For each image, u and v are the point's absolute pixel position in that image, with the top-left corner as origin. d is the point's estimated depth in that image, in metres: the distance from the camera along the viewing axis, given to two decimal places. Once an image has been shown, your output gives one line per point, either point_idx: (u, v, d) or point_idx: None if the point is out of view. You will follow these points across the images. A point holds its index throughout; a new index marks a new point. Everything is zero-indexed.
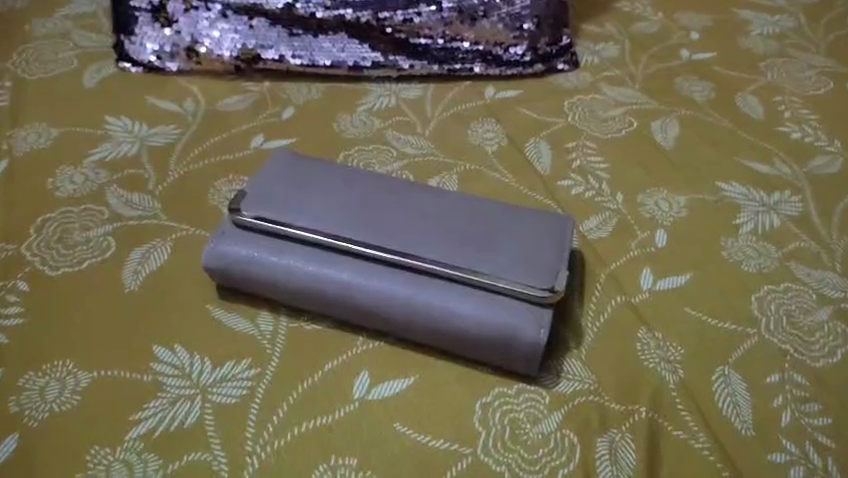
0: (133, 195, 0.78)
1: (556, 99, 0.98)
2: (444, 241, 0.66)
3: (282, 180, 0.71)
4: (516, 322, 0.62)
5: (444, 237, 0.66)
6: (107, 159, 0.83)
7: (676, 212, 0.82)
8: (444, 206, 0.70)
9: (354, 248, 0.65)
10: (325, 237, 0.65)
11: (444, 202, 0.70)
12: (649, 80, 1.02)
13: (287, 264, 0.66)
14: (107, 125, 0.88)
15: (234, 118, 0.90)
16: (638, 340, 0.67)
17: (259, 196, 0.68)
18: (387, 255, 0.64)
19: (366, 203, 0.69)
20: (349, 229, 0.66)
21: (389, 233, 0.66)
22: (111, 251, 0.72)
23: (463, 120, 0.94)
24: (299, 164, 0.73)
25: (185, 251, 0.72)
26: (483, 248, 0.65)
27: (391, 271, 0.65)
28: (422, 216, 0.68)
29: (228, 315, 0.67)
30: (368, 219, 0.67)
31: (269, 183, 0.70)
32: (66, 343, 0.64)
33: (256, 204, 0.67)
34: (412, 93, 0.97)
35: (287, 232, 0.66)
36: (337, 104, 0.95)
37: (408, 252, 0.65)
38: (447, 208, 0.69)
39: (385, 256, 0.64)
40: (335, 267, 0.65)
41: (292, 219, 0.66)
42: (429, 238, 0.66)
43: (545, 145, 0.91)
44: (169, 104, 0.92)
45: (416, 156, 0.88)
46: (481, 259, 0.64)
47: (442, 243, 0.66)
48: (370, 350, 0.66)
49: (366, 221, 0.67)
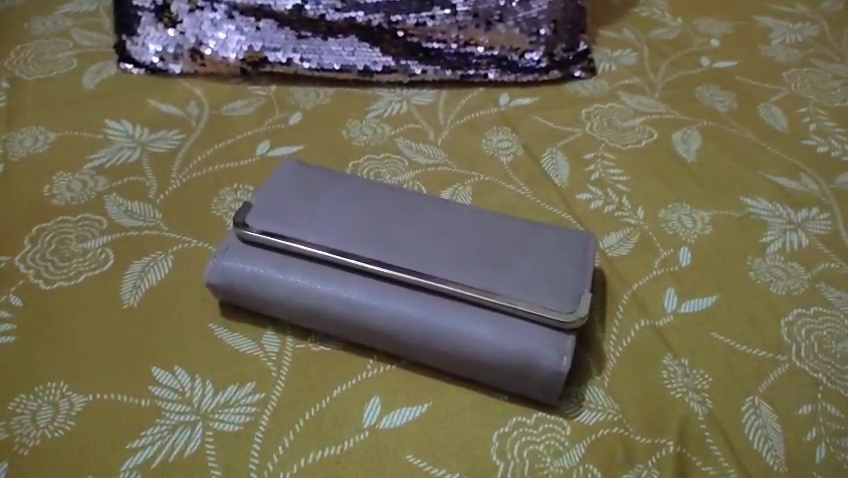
0: (133, 204, 0.75)
1: (573, 108, 0.94)
2: (459, 260, 0.62)
3: (289, 192, 0.67)
4: (537, 348, 0.58)
5: (458, 256, 0.63)
6: (107, 165, 0.80)
7: (699, 229, 0.78)
8: (459, 221, 0.66)
9: (365, 265, 0.61)
10: (334, 254, 0.62)
11: (458, 217, 0.67)
12: (669, 88, 0.99)
13: (295, 281, 0.62)
14: (107, 129, 0.85)
15: (238, 123, 0.87)
16: (664, 367, 0.63)
17: (265, 209, 0.65)
18: (400, 274, 0.61)
19: (377, 217, 0.66)
20: (359, 245, 0.63)
21: (401, 250, 0.63)
22: (109, 264, 0.68)
23: (476, 129, 0.90)
24: (308, 174, 0.70)
25: (187, 264, 0.69)
26: (501, 267, 0.62)
27: (403, 291, 0.61)
28: (437, 232, 0.65)
29: (231, 334, 0.64)
30: (379, 234, 0.64)
31: (275, 194, 0.67)
32: (59, 364, 0.60)
33: (262, 217, 0.64)
34: (424, 99, 0.94)
35: (294, 248, 0.63)
36: (346, 110, 0.91)
37: (421, 271, 0.61)
38: (462, 223, 0.66)
39: (397, 275, 0.61)
40: (344, 285, 0.62)
41: (300, 234, 0.63)
42: (443, 256, 0.63)
43: (562, 156, 0.87)
44: (172, 107, 0.89)
45: (427, 166, 0.84)
46: (498, 280, 0.61)
47: (457, 261, 0.62)
48: (380, 374, 0.62)
49: (377, 237, 0.63)
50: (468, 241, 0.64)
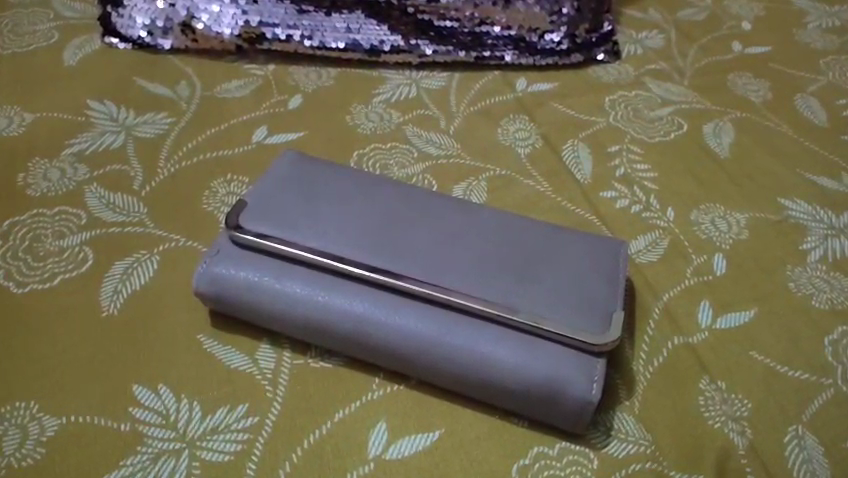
0: (116, 196, 0.68)
1: (595, 95, 0.87)
2: (478, 271, 0.56)
3: (287, 187, 0.61)
4: (564, 374, 0.52)
5: (475, 266, 0.57)
6: (88, 151, 0.73)
7: (734, 233, 0.72)
8: (477, 226, 0.60)
9: (373, 276, 0.55)
10: (336, 262, 0.55)
11: (476, 220, 0.60)
12: (698, 75, 0.92)
13: (293, 291, 0.56)
14: (89, 110, 0.77)
15: (232, 106, 0.80)
16: (699, 392, 0.58)
17: (263, 210, 0.58)
18: (412, 286, 0.54)
19: (384, 219, 0.59)
20: (364, 252, 0.56)
21: (411, 257, 0.56)
22: (87, 265, 0.62)
23: (491, 117, 0.83)
24: (309, 169, 0.63)
25: (174, 266, 0.62)
26: (522, 280, 0.56)
27: (412, 305, 0.55)
28: (453, 237, 0.59)
29: (222, 347, 0.57)
30: (387, 239, 0.58)
31: (272, 190, 0.60)
32: (30, 380, 0.54)
33: (257, 218, 0.58)
34: (435, 83, 0.87)
35: (294, 255, 0.56)
36: (351, 93, 0.84)
37: (437, 283, 0.55)
38: (479, 227, 0.60)
39: (410, 288, 0.55)
40: (348, 297, 0.55)
41: (302, 240, 0.57)
42: (458, 267, 0.56)
43: (584, 149, 0.80)
44: (161, 87, 0.81)
45: (438, 158, 0.77)
46: (519, 296, 0.55)
47: (473, 273, 0.56)
48: (387, 395, 0.56)
49: (388, 244, 0.57)
50: (488, 249, 0.58)
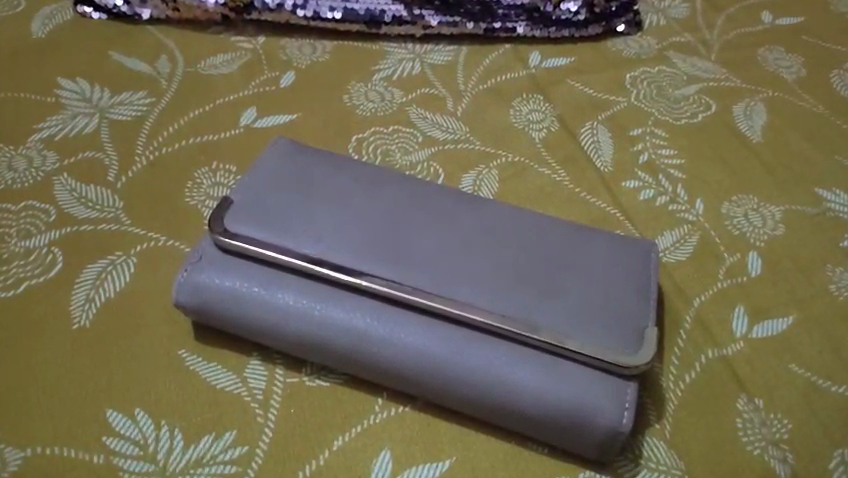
0: (88, 189, 0.61)
1: (616, 71, 0.80)
2: (494, 281, 0.50)
3: (278, 182, 0.54)
4: (592, 401, 0.46)
5: (490, 274, 0.50)
6: (58, 137, 0.66)
7: (769, 228, 0.66)
8: (492, 227, 0.53)
9: (376, 288, 0.49)
10: (335, 271, 0.49)
11: (490, 220, 0.54)
12: (727, 49, 0.84)
13: (286, 303, 0.50)
14: (59, 89, 0.70)
15: (218, 85, 0.72)
16: (736, 414, 0.52)
17: (252, 211, 0.52)
18: (420, 300, 0.48)
19: (388, 219, 0.53)
20: (367, 259, 0.50)
21: (419, 265, 0.50)
22: (56, 269, 0.55)
23: (503, 96, 0.76)
24: (304, 161, 0.56)
25: (153, 269, 0.56)
26: (543, 291, 0.50)
27: (420, 319, 0.49)
28: (465, 241, 0.52)
29: (207, 364, 0.51)
30: (391, 243, 0.51)
31: (262, 186, 0.54)
32: None
33: (245, 219, 0.51)
34: (440, 58, 0.79)
35: (287, 263, 0.50)
36: (349, 69, 0.77)
37: (448, 297, 0.49)
38: (494, 228, 0.53)
39: (417, 302, 0.48)
40: (348, 310, 0.49)
41: (295, 246, 0.50)
42: (471, 275, 0.50)
43: (604, 132, 0.73)
44: (139, 63, 0.74)
45: (445, 143, 0.71)
46: (539, 309, 0.49)
47: (488, 283, 0.50)
48: (392, 418, 0.50)
49: (392, 250, 0.51)
50: (504, 254, 0.52)
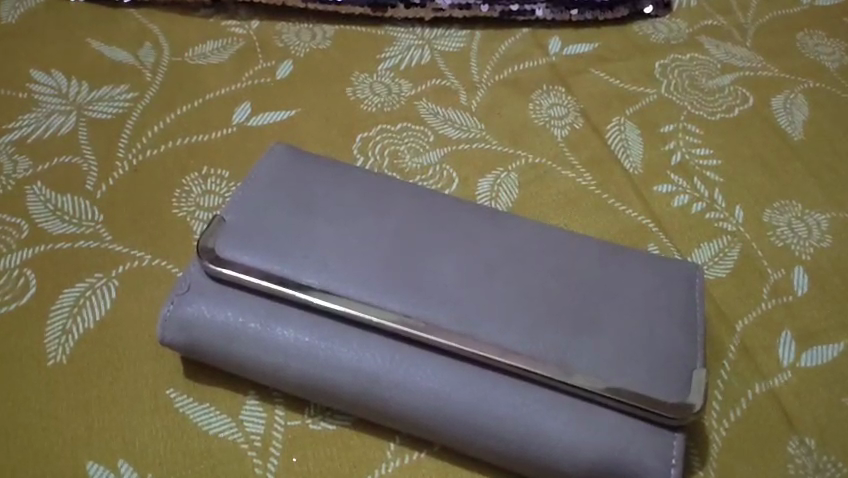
0: (64, 199, 0.55)
1: (643, 59, 0.73)
2: (522, 316, 0.44)
3: (278, 196, 0.48)
4: (635, 456, 0.41)
5: (518, 307, 0.45)
6: (31, 138, 0.59)
7: (815, 240, 0.60)
8: (518, 251, 0.47)
9: (389, 325, 0.43)
10: (345, 305, 0.43)
11: (515, 242, 0.48)
12: (764, 33, 0.77)
13: (289, 340, 0.44)
14: (32, 84, 0.63)
15: (208, 77, 0.66)
16: (786, 458, 0.48)
17: (247, 233, 0.46)
18: (439, 339, 0.43)
19: (402, 241, 0.47)
20: (380, 289, 0.44)
21: (437, 297, 0.44)
22: (27, 296, 0.50)
23: (521, 88, 0.69)
24: (304, 172, 0.50)
25: (138, 294, 0.51)
26: (577, 326, 0.44)
27: (439, 360, 0.43)
28: (488, 267, 0.46)
29: (198, 406, 0.46)
30: (407, 270, 0.45)
31: (258, 201, 0.48)
32: None
33: (240, 244, 0.45)
34: (452, 44, 0.72)
35: (287, 296, 0.44)
36: (352, 58, 0.70)
37: (470, 336, 0.43)
38: (521, 251, 0.48)
39: (435, 341, 0.43)
40: (359, 349, 0.44)
41: (296, 275, 0.44)
42: (498, 308, 0.45)
43: (633, 129, 0.67)
44: (120, 52, 0.67)
45: (459, 142, 0.64)
46: (574, 348, 0.43)
47: (516, 317, 0.44)
48: (406, 468, 0.45)
49: (406, 279, 0.45)
50: (533, 283, 0.46)
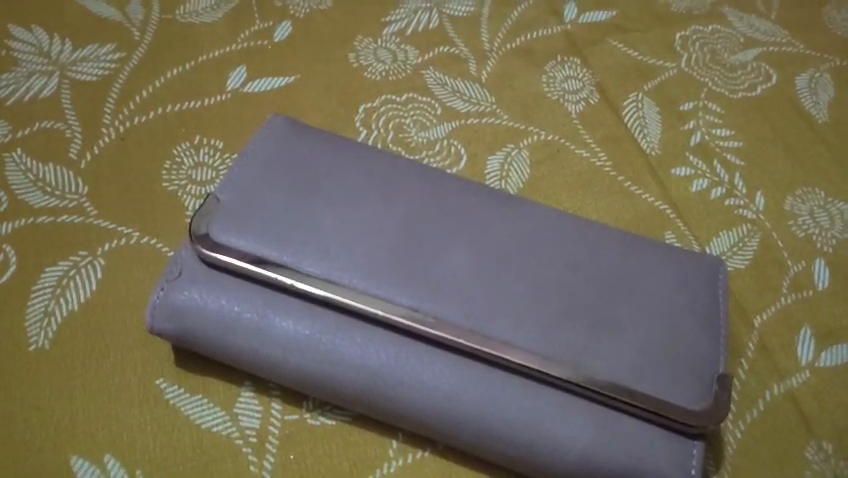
0: (45, 169, 0.52)
1: (663, 30, 0.69)
2: (536, 312, 0.42)
3: (275, 177, 0.45)
4: (651, 465, 0.39)
5: (531, 303, 0.42)
6: (9, 101, 0.55)
7: (838, 230, 0.57)
8: (532, 240, 0.45)
9: (395, 320, 0.40)
10: (349, 298, 0.41)
11: (529, 231, 0.45)
12: (791, 5, 0.72)
13: (288, 333, 0.41)
14: (11, 40, 0.59)
15: (201, 37, 0.61)
16: (801, 462, 0.46)
17: (243, 216, 0.43)
18: (448, 336, 0.40)
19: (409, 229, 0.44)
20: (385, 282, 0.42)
21: (445, 291, 0.42)
22: (6, 275, 0.47)
23: (534, 58, 0.65)
24: (304, 149, 0.46)
25: (125, 274, 0.47)
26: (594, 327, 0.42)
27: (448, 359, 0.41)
28: (501, 258, 0.44)
29: (190, 398, 0.44)
30: (415, 259, 0.43)
31: (256, 181, 0.44)
32: None
33: (236, 228, 0.42)
34: (462, 8, 0.68)
35: (286, 286, 0.41)
36: (355, 20, 0.65)
37: (480, 333, 0.41)
38: (536, 240, 0.45)
39: (444, 338, 0.40)
40: (362, 344, 0.41)
41: (296, 263, 0.41)
42: (510, 304, 0.42)
43: (651, 106, 0.63)
44: (106, 7, 0.62)
45: (468, 116, 0.61)
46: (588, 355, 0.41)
47: (530, 314, 0.42)
48: (409, 466, 0.43)
49: (413, 270, 0.42)
50: (547, 276, 0.43)
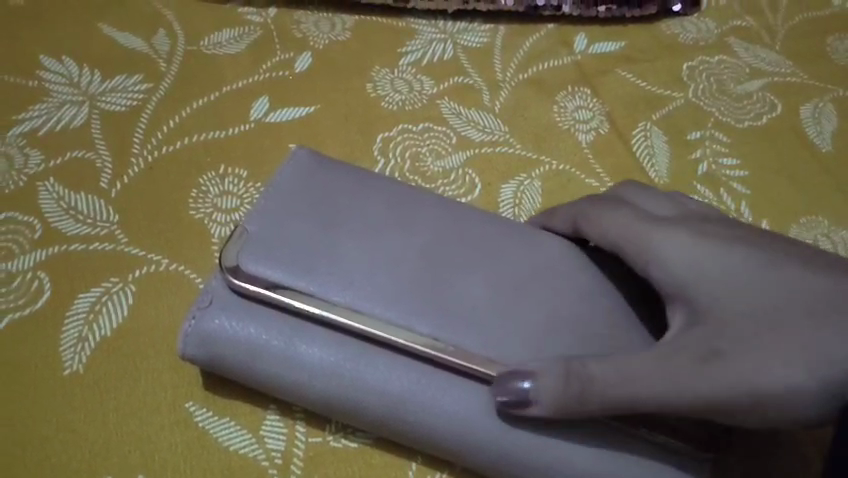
0: (77, 197, 0.54)
1: (671, 61, 0.71)
2: (551, 342, 0.44)
3: (300, 209, 0.46)
4: None
5: (547, 332, 0.44)
6: (43, 131, 0.57)
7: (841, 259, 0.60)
8: (547, 271, 0.47)
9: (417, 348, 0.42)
10: (373, 328, 0.42)
11: (543, 262, 0.47)
12: (794, 36, 0.74)
13: (314, 360, 0.43)
14: (43, 71, 0.61)
15: (224, 69, 0.63)
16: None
17: (270, 247, 0.44)
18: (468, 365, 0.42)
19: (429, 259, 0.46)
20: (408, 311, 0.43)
21: (464, 320, 0.43)
22: (41, 300, 0.49)
23: (545, 88, 0.67)
24: (328, 181, 0.48)
25: (155, 301, 0.49)
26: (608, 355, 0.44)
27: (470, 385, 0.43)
28: (517, 289, 0.45)
29: (218, 420, 0.46)
30: (434, 288, 0.44)
31: (283, 212, 0.46)
32: None
33: (264, 259, 0.44)
34: (475, 39, 0.70)
35: (312, 314, 0.43)
36: (372, 51, 0.67)
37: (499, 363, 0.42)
38: (549, 271, 0.47)
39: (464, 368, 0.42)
40: (384, 371, 0.43)
41: (322, 293, 0.43)
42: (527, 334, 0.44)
43: (659, 135, 0.66)
44: (134, 38, 0.64)
45: (481, 145, 0.63)
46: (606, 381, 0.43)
47: (546, 344, 0.43)
48: None
49: (434, 299, 0.44)
50: (562, 307, 0.45)
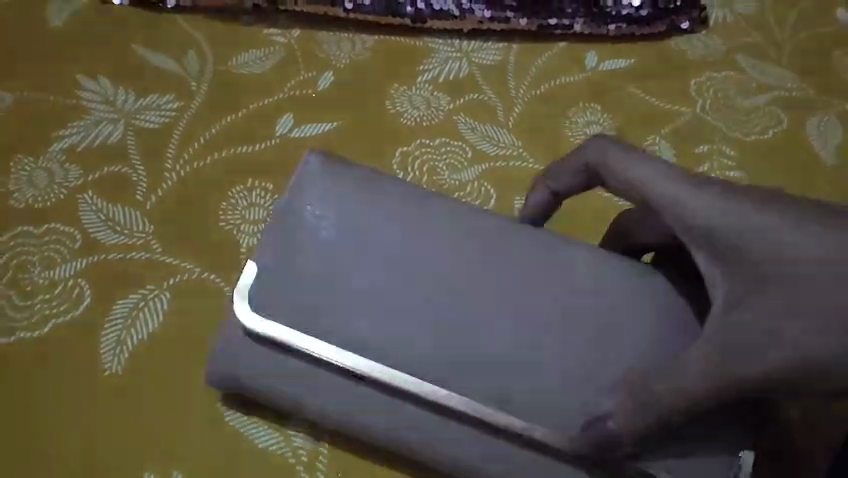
0: (115, 209, 0.58)
1: (680, 77, 0.73)
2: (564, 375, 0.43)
3: (335, 225, 0.45)
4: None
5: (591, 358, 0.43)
6: (81, 147, 0.61)
7: None
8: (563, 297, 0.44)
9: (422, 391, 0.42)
10: (377, 370, 0.42)
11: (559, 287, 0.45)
12: (801, 51, 0.76)
13: (325, 398, 0.44)
14: (79, 90, 0.64)
15: (251, 88, 0.66)
16: None
17: (274, 284, 0.44)
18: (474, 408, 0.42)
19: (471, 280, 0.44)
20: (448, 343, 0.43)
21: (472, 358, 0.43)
22: (82, 307, 0.53)
23: (557, 103, 0.70)
24: (333, 194, 0.46)
25: (188, 308, 0.54)
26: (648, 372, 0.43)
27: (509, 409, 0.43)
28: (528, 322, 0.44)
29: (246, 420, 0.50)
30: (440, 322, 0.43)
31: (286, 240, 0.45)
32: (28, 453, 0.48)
33: (270, 300, 0.44)
34: (489, 57, 0.72)
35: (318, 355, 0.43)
36: (392, 69, 0.70)
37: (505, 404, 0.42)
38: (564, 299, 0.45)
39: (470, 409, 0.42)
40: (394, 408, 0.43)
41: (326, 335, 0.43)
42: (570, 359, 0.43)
43: (667, 150, 0.69)
44: (165, 58, 0.67)
45: (496, 159, 0.66)
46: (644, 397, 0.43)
47: (567, 371, 0.43)
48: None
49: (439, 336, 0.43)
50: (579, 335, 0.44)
